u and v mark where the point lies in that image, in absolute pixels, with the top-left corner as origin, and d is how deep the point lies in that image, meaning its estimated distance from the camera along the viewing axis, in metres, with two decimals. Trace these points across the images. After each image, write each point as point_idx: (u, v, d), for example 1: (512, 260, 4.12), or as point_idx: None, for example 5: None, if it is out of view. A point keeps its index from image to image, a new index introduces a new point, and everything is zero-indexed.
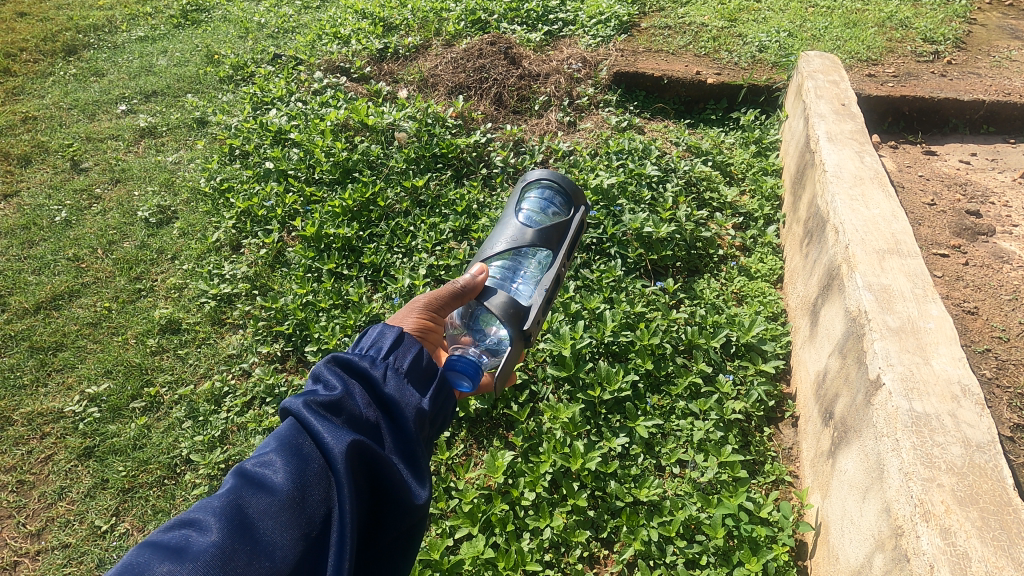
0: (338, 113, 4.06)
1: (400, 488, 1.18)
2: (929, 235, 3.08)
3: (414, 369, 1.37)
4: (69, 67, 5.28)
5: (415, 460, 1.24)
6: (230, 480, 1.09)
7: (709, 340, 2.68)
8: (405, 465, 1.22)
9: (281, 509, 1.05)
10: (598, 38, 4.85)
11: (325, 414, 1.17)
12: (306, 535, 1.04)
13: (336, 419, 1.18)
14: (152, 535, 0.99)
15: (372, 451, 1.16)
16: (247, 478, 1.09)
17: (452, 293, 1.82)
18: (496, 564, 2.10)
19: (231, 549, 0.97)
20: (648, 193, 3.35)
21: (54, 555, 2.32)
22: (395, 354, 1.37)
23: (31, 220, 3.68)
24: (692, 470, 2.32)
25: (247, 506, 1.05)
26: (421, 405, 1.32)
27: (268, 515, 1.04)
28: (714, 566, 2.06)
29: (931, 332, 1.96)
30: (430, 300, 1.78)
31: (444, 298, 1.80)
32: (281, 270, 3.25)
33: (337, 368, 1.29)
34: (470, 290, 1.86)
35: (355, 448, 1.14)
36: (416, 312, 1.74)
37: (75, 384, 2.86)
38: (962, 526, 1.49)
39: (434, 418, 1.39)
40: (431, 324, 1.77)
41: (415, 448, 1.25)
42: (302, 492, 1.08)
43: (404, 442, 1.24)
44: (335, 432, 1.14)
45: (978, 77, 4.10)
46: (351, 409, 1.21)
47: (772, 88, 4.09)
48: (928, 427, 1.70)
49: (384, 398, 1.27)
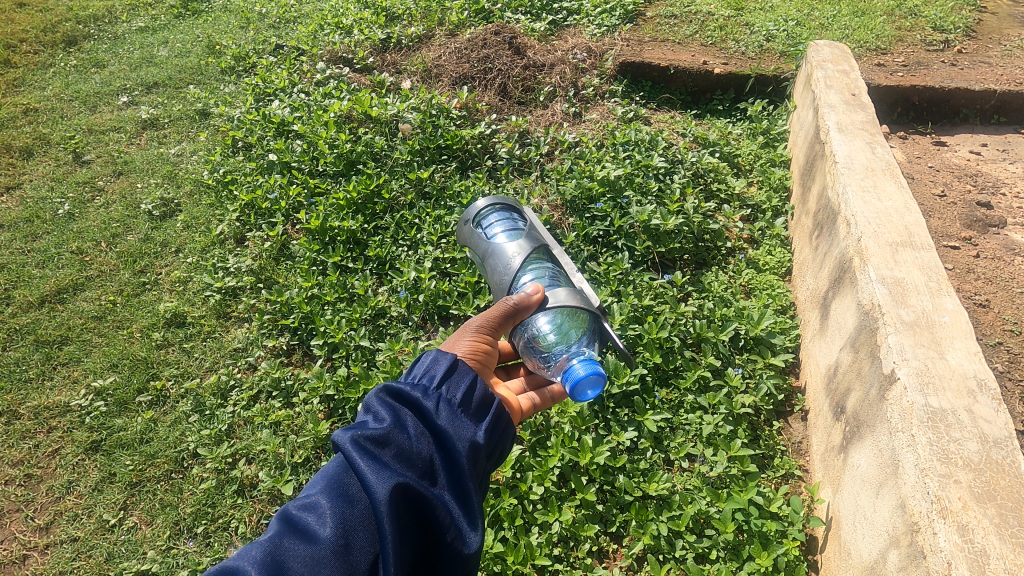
0: (341, 105, 4.03)
1: (449, 531, 1.16)
2: (940, 227, 3.05)
3: (466, 401, 1.34)
4: (70, 58, 5.23)
5: (466, 499, 1.21)
6: (276, 523, 1.10)
7: (718, 334, 2.66)
8: (455, 505, 1.20)
9: (324, 558, 1.04)
10: (603, 27, 4.79)
11: (372, 451, 1.16)
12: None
13: (383, 455, 1.16)
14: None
15: (418, 493, 1.14)
16: (292, 522, 1.10)
17: (505, 313, 1.81)
18: (505, 558, 2.10)
19: None
20: (656, 184, 3.32)
21: (63, 549, 2.32)
22: (448, 384, 1.34)
23: (34, 213, 3.67)
24: (701, 464, 2.31)
25: (291, 552, 1.04)
26: (474, 440, 1.28)
27: (311, 564, 1.03)
28: (724, 560, 2.06)
29: (946, 326, 1.94)
30: (484, 322, 1.75)
31: (496, 319, 1.78)
32: (286, 263, 3.23)
33: (388, 398, 1.28)
34: (524, 309, 1.87)
35: (400, 491, 1.12)
36: (470, 335, 1.69)
37: (81, 378, 2.85)
38: (980, 522, 1.48)
39: (490, 450, 1.35)
40: (487, 347, 1.71)
41: (466, 487, 1.21)
42: (346, 538, 1.07)
43: (455, 482, 1.21)
44: (380, 474, 1.12)
45: (989, 66, 4.04)
46: (400, 444, 1.19)
47: (781, 77, 4.03)
48: (944, 423, 1.68)
49: (435, 431, 1.25)
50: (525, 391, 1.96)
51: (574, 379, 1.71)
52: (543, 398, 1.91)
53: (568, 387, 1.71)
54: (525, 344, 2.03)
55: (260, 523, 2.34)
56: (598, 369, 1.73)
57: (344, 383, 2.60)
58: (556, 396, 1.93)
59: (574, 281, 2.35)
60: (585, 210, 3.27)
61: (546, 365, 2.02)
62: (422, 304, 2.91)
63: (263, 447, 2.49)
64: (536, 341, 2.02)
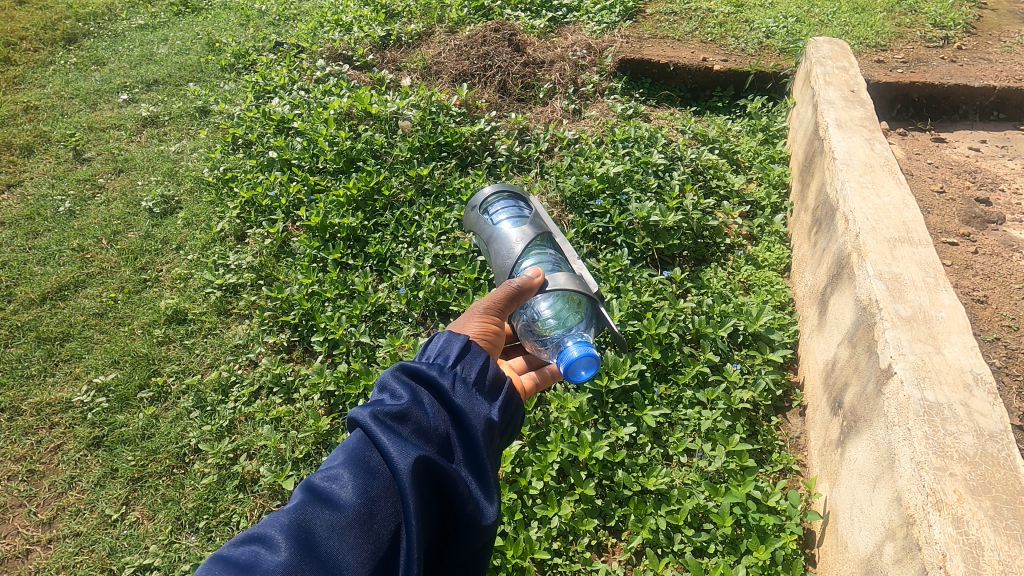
0: (341, 102, 4.03)
1: (468, 504, 1.17)
2: (938, 223, 3.06)
3: (480, 381, 1.36)
4: (69, 56, 5.24)
5: (483, 474, 1.22)
6: (299, 494, 1.11)
7: (716, 329, 2.67)
8: (473, 480, 1.21)
9: (347, 526, 1.05)
10: (603, 24, 4.79)
11: (393, 426, 1.17)
12: (374, 553, 1.04)
13: (402, 430, 1.18)
14: (222, 550, 1.01)
15: (438, 466, 1.15)
16: (314, 492, 1.10)
17: (510, 295, 1.78)
18: (504, 552, 2.11)
19: (301, 568, 0.97)
20: (655, 181, 3.32)
21: (66, 543, 2.33)
22: (462, 364, 1.36)
23: (35, 210, 3.67)
24: (700, 459, 2.33)
25: (315, 522, 1.05)
26: (489, 417, 1.29)
27: (334, 532, 1.04)
28: (722, 554, 2.07)
29: (943, 321, 1.95)
30: (490, 303, 1.73)
31: (502, 301, 1.76)
32: (286, 260, 3.24)
33: (404, 377, 1.30)
34: (528, 290, 1.86)
35: (422, 464, 1.14)
36: (478, 317, 1.69)
37: (82, 374, 2.87)
38: (974, 514, 1.49)
39: (502, 429, 1.37)
40: (494, 328, 1.71)
41: (483, 463, 1.23)
42: (369, 507, 1.08)
43: (472, 456, 1.23)
44: (401, 447, 1.14)
45: (989, 63, 4.04)
46: (418, 420, 1.21)
47: (780, 74, 4.03)
48: (940, 417, 1.69)
49: (452, 409, 1.27)
50: (527, 370, 1.93)
51: (567, 360, 1.76)
52: (544, 377, 1.88)
53: (562, 367, 1.76)
54: (524, 326, 2.10)
55: (261, 518, 2.36)
56: (592, 351, 1.77)
57: (345, 379, 2.61)
58: (556, 374, 1.89)
59: (574, 267, 2.45)
60: (585, 206, 3.27)
61: (545, 348, 2.06)
62: (422, 300, 2.92)
63: (264, 442, 2.50)
64: (536, 323, 2.09)
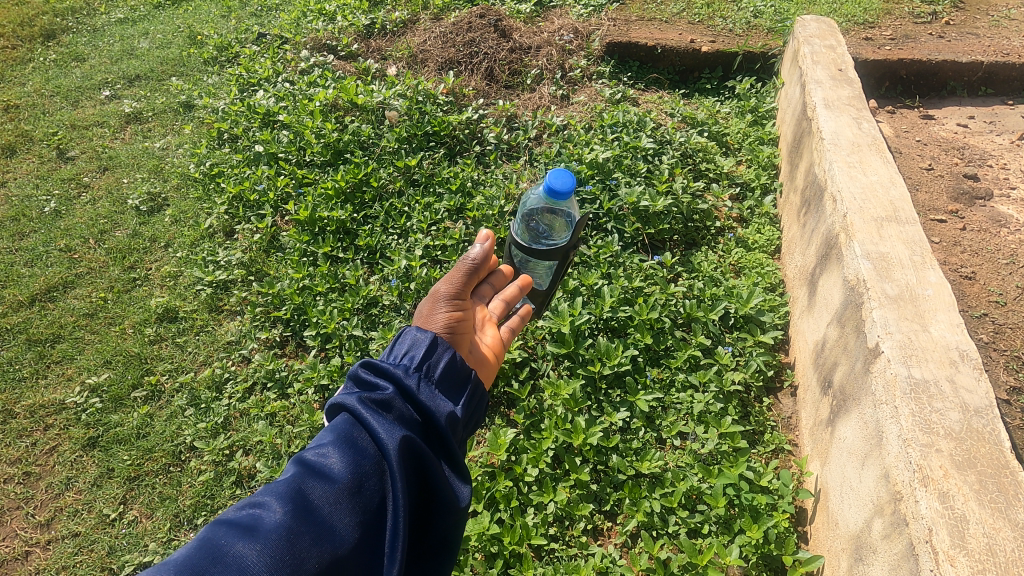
0: (327, 93, 3.98)
1: (446, 486, 1.18)
2: (927, 201, 3.06)
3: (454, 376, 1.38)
4: (48, 53, 5.14)
5: (458, 461, 1.24)
6: (288, 470, 1.09)
7: (707, 313, 2.68)
8: (449, 465, 1.23)
9: (337, 500, 1.04)
10: (590, 7, 4.74)
11: (378, 411, 1.18)
12: (361, 525, 1.04)
13: (388, 415, 1.18)
14: (217, 521, 0.99)
15: (421, 448, 1.16)
16: (304, 468, 1.09)
17: (468, 273, 1.69)
18: (501, 539, 2.13)
19: (294, 537, 0.97)
20: (644, 166, 3.30)
21: (65, 544, 2.33)
22: (438, 360, 1.37)
23: (20, 211, 3.62)
24: (693, 441, 2.36)
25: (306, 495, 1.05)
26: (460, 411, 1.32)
27: (325, 504, 1.04)
28: (716, 534, 2.10)
29: (930, 299, 1.97)
30: (453, 287, 1.64)
31: (463, 283, 1.67)
32: (276, 255, 3.23)
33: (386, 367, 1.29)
34: (487, 261, 1.73)
35: (408, 445, 1.14)
36: (445, 304, 1.60)
37: (74, 375, 2.85)
38: (960, 489, 1.52)
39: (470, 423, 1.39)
40: (461, 314, 1.63)
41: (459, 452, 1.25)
42: (357, 483, 1.08)
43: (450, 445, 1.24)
44: (388, 429, 1.14)
45: (977, 37, 4.02)
46: (402, 408, 1.21)
47: (768, 54, 4.03)
48: (926, 394, 1.71)
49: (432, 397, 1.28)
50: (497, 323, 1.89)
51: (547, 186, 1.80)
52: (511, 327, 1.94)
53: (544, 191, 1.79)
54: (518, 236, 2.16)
55: None
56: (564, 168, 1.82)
57: (339, 373, 2.62)
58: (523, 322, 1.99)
59: None
60: (575, 192, 3.25)
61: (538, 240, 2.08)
62: (414, 291, 2.92)
63: (259, 438, 2.51)
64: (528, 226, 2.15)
